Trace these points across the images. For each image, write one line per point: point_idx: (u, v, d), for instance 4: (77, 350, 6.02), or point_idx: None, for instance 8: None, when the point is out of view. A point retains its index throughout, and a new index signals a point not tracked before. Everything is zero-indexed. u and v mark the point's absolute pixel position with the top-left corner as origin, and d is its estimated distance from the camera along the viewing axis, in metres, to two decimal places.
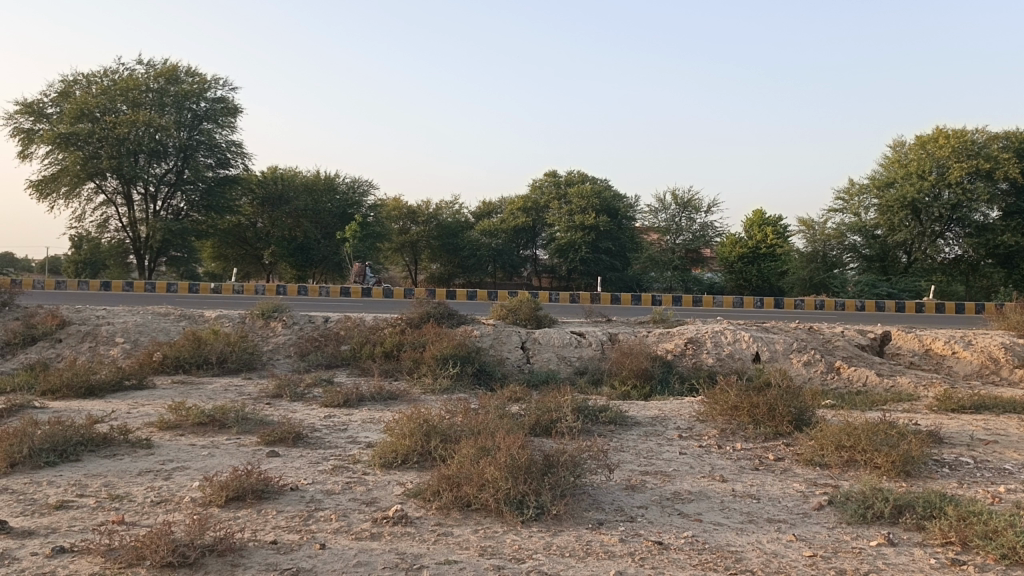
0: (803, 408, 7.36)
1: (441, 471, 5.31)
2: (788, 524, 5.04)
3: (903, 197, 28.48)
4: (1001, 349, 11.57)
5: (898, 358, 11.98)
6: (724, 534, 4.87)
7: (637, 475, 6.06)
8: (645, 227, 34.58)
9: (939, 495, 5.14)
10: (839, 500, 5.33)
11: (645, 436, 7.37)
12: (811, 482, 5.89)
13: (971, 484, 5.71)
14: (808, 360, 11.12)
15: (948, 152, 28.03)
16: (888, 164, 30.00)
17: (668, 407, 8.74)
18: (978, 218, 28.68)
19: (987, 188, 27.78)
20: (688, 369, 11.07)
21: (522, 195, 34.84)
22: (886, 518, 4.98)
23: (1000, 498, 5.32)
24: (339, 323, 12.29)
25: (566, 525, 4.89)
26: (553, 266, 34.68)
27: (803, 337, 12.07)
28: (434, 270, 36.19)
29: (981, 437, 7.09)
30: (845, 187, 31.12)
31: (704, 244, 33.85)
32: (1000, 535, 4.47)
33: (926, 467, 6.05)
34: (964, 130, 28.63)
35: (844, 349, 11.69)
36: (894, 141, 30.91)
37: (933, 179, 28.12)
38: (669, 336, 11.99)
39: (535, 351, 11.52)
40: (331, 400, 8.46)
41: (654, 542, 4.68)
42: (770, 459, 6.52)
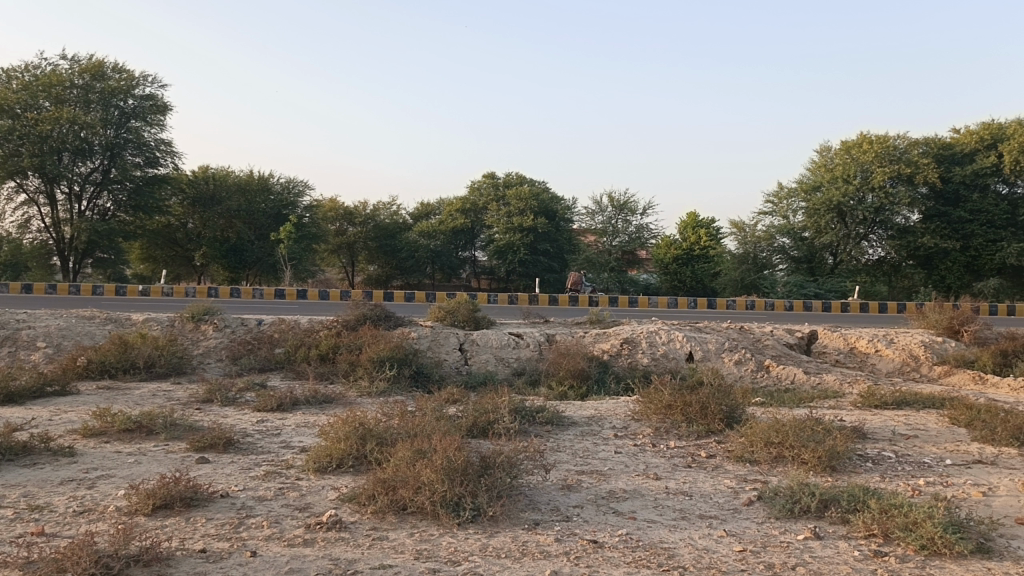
0: (734, 406, 7.54)
1: (376, 475, 5.26)
2: (719, 520, 5.15)
3: (829, 201, 29.43)
4: (921, 347, 11.99)
5: (825, 357, 12.34)
6: (657, 531, 4.93)
7: (573, 475, 6.11)
8: (582, 229, 34.71)
9: (863, 489, 5.29)
10: (767, 496, 5.46)
11: (581, 436, 7.43)
12: (741, 478, 6.02)
13: (893, 478, 5.92)
14: (739, 359, 11.36)
15: (872, 157, 29.04)
16: (815, 169, 30.91)
17: (603, 407, 8.82)
18: (900, 221, 29.78)
19: (908, 192, 28.88)
20: (623, 369, 11.20)
21: (460, 197, 34.74)
22: (812, 512, 5.13)
23: (920, 491, 5.53)
24: (273, 326, 12.06)
25: (502, 525, 4.91)
26: (492, 267, 34.84)
27: (734, 336, 12.34)
28: (372, 272, 35.97)
29: (902, 432, 7.35)
30: (774, 190, 31.90)
31: (640, 246, 34.14)
32: (919, 526, 4.62)
33: (850, 463, 6.26)
34: (886, 136, 29.67)
35: (773, 348, 11.99)
36: (820, 145, 31.79)
37: (857, 183, 29.10)
38: (606, 337, 12.11)
39: (473, 353, 11.50)
40: (264, 404, 8.30)
41: (589, 540, 4.72)
42: (702, 456, 6.64)
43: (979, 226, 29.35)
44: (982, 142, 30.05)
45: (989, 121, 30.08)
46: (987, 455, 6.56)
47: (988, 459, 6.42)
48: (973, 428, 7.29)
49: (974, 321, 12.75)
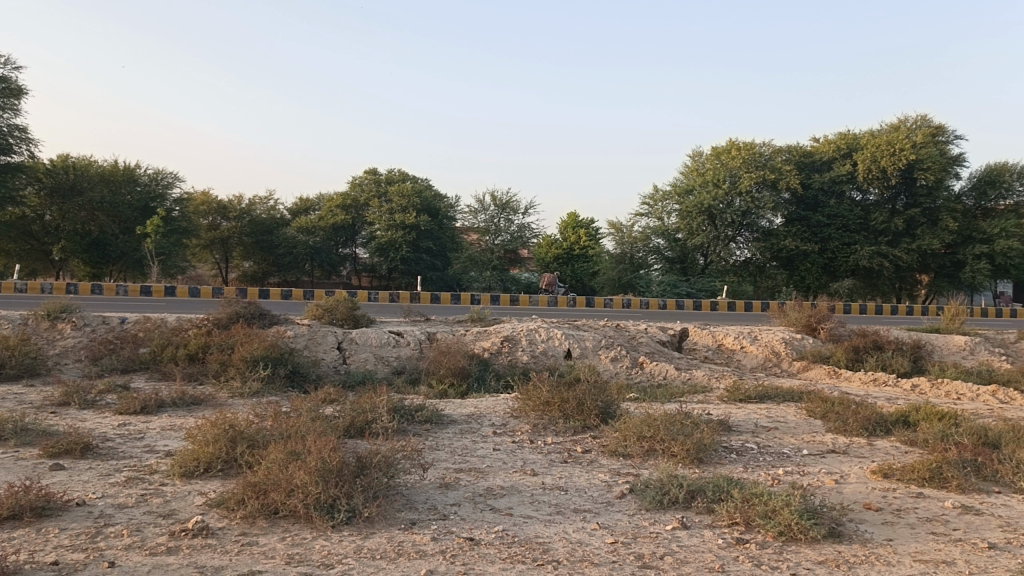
0: (609, 402, 7.75)
1: (246, 478, 5.08)
2: (593, 513, 5.27)
3: (701, 204, 30.68)
4: (782, 343, 12.68)
5: (695, 353, 12.85)
6: (532, 526, 5.00)
7: (451, 473, 6.10)
8: (465, 227, 34.63)
9: (726, 480, 5.54)
10: (639, 489, 5.64)
11: (460, 434, 7.43)
12: (615, 472, 6.19)
13: (755, 468, 6.23)
14: (615, 356, 11.66)
15: (740, 163, 30.53)
16: (688, 173, 32.14)
17: (483, 405, 8.86)
18: (764, 224, 31.46)
19: (772, 197, 30.53)
20: (503, 366, 11.29)
21: (340, 192, 34.00)
22: (680, 503, 5.33)
23: (779, 480, 5.85)
24: (137, 325, 11.46)
25: (377, 526, 4.85)
26: (373, 265, 34.43)
27: (611, 334, 12.67)
28: (247, 268, 34.85)
29: (764, 424, 7.75)
30: (650, 193, 32.95)
31: (522, 245, 34.47)
32: (777, 514, 4.88)
33: (716, 454, 6.54)
34: (753, 143, 31.27)
35: (647, 346, 12.38)
36: (692, 150, 33.09)
37: (726, 187, 30.48)
38: (486, 334, 12.17)
39: (352, 352, 11.31)
40: (127, 407, 7.88)
41: (466, 538, 4.73)
42: (578, 451, 6.78)
43: (835, 230, 31.29)
44: (839, 151, 32.07)
45: (845, 132, 32.10)
46: (839, 444, 7.00)
47: (841, 449, 6.85)
48: (828, 420, 7.76)
49: (829, 319, 13.58)
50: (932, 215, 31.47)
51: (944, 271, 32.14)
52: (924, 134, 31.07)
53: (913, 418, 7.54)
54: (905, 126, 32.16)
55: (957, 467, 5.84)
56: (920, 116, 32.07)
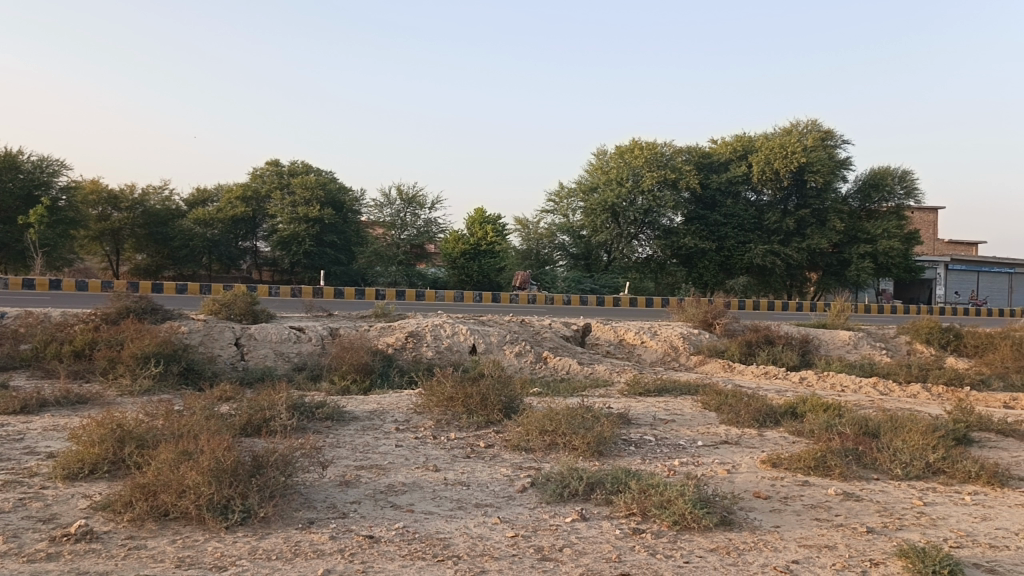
0: (512, 397, 7.81)
1: (134, 479, 4.87)
2: (494, 507, 5.30)
3: (605, 202, 31.24)
4: (680, 338, 13.05)
5: (597, 348, 13.07)
6: (433, 522, 4.98)
7: (352, 471, 6.01)
8: (370, 221, 34.07)
9: (625, 472, 5.66)
10: (540, 482, 5.69)
11: (361, 431, 7.33)
12: (516, 466, 6.24)
13: (652, 460, 6.39)
14: (519, 351, 11.74)
15: (642, 162, 31.25)
16: (592, 171, 32.63)
17: (385, 401, 8.77)
18: (665, 222, 32.30)
19: (672, 196, 31.42)
20: (407, 362, 11.20)
21: (240, 183, 32.95)
22: (579, 495, 5.42)
23: (675, 471, 6.02)
24: (17, 320, 10.83)
25: (274, 527, 4.73)
26: (274, 259, 33.61)
27: (515, 329, 12.74)
28: (140, 261, 33.42)
29: (662, 417, 7.96)
30: (555, 190, 33.30)
31: (428, 240, 34.11)
32: (673, 504, 5.02)
33: (616, 446, 6.68)
34: (654, 143, 32.07)
35: (551, 341, 12.52)
36: (596, 149, 33.62)
37: (629, 186, 31.14)
38: (390, 330, 12.04)
39: (250, 349, 11.01)
40: (5, 407, 7.43)
41: (365, 536, 4.67)
42: (481, 446, 6.79)
43: (731, 229, 32.39)
44: (735, 152, 33.28)
45: (741, 134, 33.27)
46: (732, 436, 7.24)
47: (733, 440, 7.09)
48: (721, 412, 8.03)
49: (724, 315, 14.04)
50: (820, 216, 33.01)
51: (831, 270, 33.77)
52: (814, 138, 32.48)
53: (800, 409, 7.88)
54: (797, 130, 33.53)
55: (840, 455, 6.14)
56: (811, 120, 33.49)
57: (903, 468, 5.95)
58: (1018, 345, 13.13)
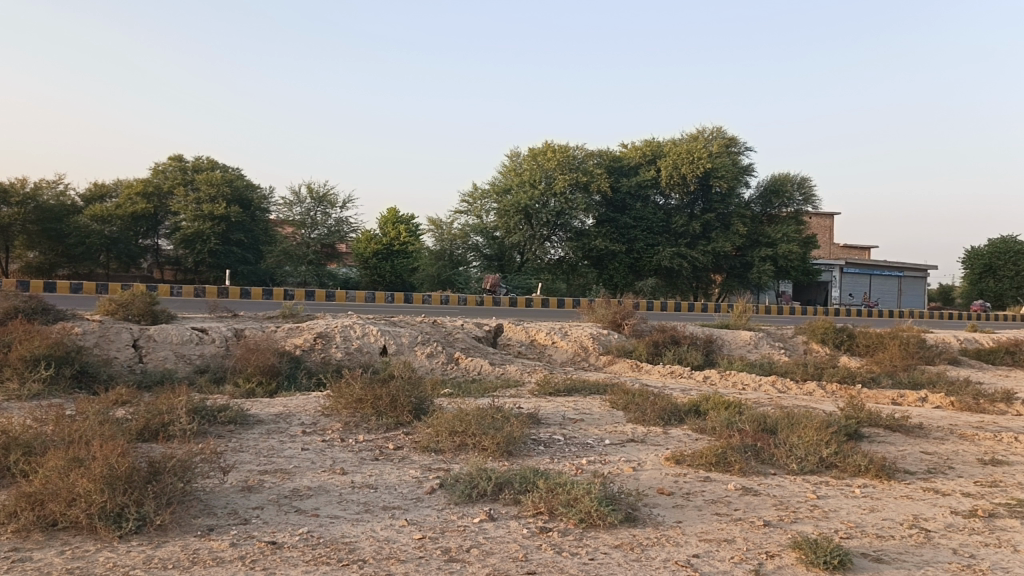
0: (422, 398, 7.77)
1: (20, 489, 4.62)
2: (401, 509, 5.25)
3: (518, 203, 31.37)
4: (590, 339, 13.24)
5: (508, 348, 13.13)
6: (339, 527, 4.89)
7: (254, 476, 5.85)
8: (280, 220, 33.20)
9: (533, 471, 5.70)
10: (448, 483, 5.67)
11: (266, 435, 7.14)
12: (426, 467, 6.19)
13: (560, 459, 6.45)
14: (431, 352, 11.67)
15: (554, 165, 31.64)
16: (505, 172, 32.76)
17: (292, 404, 8.58)
18: (577, 224, 32.66)
19: (583, 199, 31.91)
20: (316, 364, 10.98)
21: (141, 179, 31.71)
22: (488, 496, 5.42)
23: (583, 469, 6.09)
24: None
25: (171, 534, 4.57)
26: (178, 257, 32.48)
27: (427, 330, 12.66)
28: (31, 259, 31.67)
29: (571, 416, 8.05)
30: (469, 191, 33.24)
31: (339, 240, 33.43)
32: (579, 502, 5.08)
33: (525, 446, 6.72)
34: (567, 146, 32.51)
35: (463, 341, 12.51)
36: (509, 151, 33.78)
37: (542, 188, 31.44)
38: (298, 331, 11.79)
39: (149, 350, 10.60)
40: None
41: (267, 542, 4.55)
42: (389, 448, 6.72)
43: (640, 231, 33.03)
44: (644, 157, 34.07)
45: (650, 139, 34.10)
46: (638, 434, 7.39)
47: (639, 438, 7.24)
48: (629, 410, 8.18)
49: (633, 316, 14.31)
50: (725, 220, 34.11)
51: (734, 272, 34.84)
52: (719, 145, 33.56)
53: (704, 407, 8.10)
54: (702, 137, 34.53)
55: (739, 452, 6.35)
56: (716, 127, 34.55)
57: (799, 463, 6.19)
58: (905, 345, 13.85)
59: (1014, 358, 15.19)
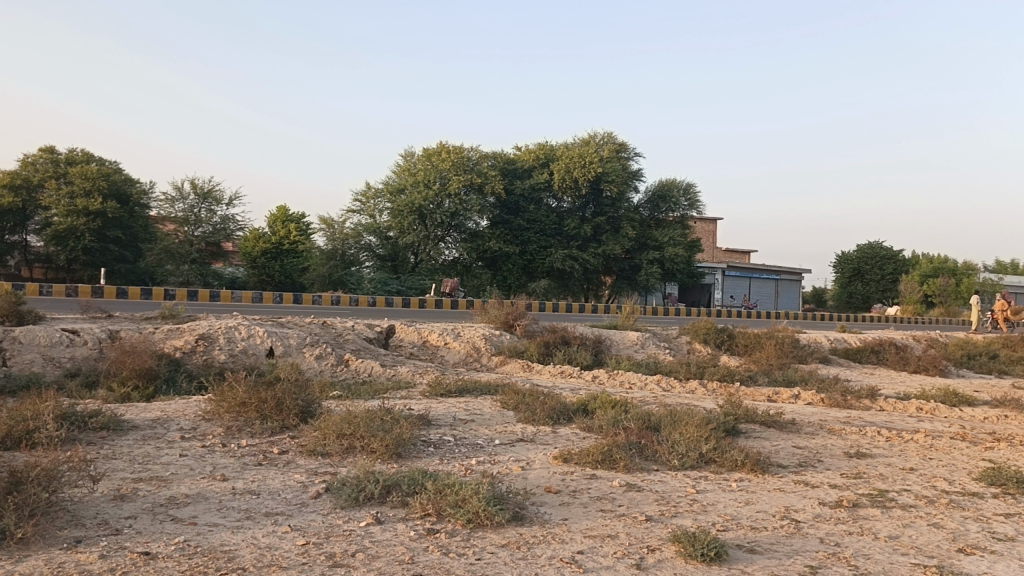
0: (309, 401, 7.60)
1: None
2: (285, 515, 5.11)
3: (412, 203, 31.15)
4: (482, 339, 13.29)
5: (400, 349, 13.01)
6: (218, 535, 4.72)
7: (128, 484, 5.58)
8: (161, 217, 31.74)
9: (421, 473, 5.66)
10: (334, 487, 5.56)
11: (142, 441, 6.83)
12: (312, 472, 6.06)
13: (450, 460, 6.44)
14: (319, 354, 11.43)
15: (449, 166, 31.67)
16: (399, 172, 32.46)
17: (171, 408, 8.22)
18: (471, 225, 32.67)
19: (478, 200, 32.03)
20: (198, 366, 10.57)
21: (8, 171, 29.77)
22: (375, 499, 5.35)
23: (472, 470, 6.11)
24: None
25: (34, 548, 4.30)
26: (49, 255, 30.64)
27: (316, 331, 12.39)
28: None
29: (461, 417, 8.05)
30: (362, 190, 32.76)
31: (225, 238, 32.32)
32: (467, 502, 5.08)
33: (414, 448, 6.67)
34: (461, 147, 32.57)
35: (353, 343, 12.31)
36: (404, 150, 33.52)
37: (436, 189, 31.37)
38: (179, 332, 11.32)
39: (14, 352, 9.96)
40: None
41: (141, 553, 4.35)
42: (274, 453, 6.54)
43: (534, 233, 33.42)
44: (537, 160, 34.56)
45: (543, 143, 34.64)
46: (527, 434, 7.45)
47: (529, 437, 7.30)
48: (519, 411, 8.25)
49: (524, 316, 14.44)
50: (614, 224, 34.95)
51: (623, 273, 35.67)
52: (609, 150, 34.37)
53: (591, 406, 8.26)
54: (594, 141, 35.25)
55: (624, 449, 6.51)
56: (607, 133, 35.36)
57: (680, 459, 6.40)
58: (780, 345, 14.55)
59: (878, 357, 16.18)
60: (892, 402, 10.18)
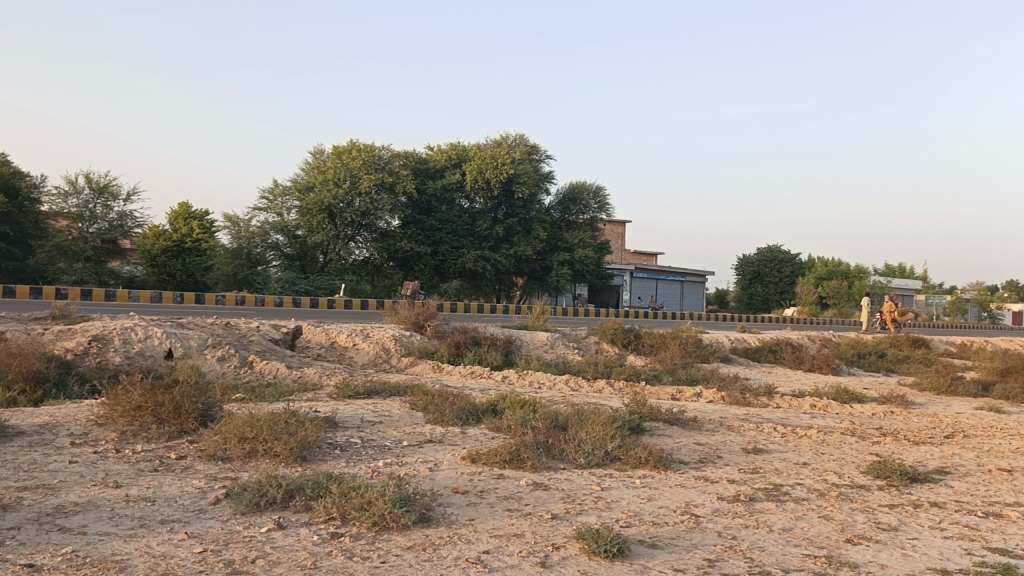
0: (210, 404, 7.36)
1: None
2: (182, 523, 4.93)
3: (321, 202, 30.65)
4: (392, 340, 13.17)
5: (307, 350, 12.76)
6: (109, 544, 4.52)
7: (11, 493, 5.27)
8: (52, 212, 30.14)
9: (325, 475, 5.56)
10: (235, 492, 5.40)
11: (27, 448, 6.47)
12: (211, 477, 5.87)
13: (356, 462, 6.35)
14: (222, 355, 11.10)
15: (360, 164, 31.26)
16: (308, 170, 31.86)
17: (60, 413, 7.82)
18: (382, 225, 32.25)
19: (389, 200, 31.69)
20: (90, 369, 10.09)
21: None
22: (278, 503, 5.22)
23: (378, 472, 6.04)
24: None
25: None
26: None
27: (219, 332, 12.02)
28: None
29: (369, 419, 7.93)
30: (269, 187, 31.99)
31: (122, 235, 31.10)
32: (373, 505, 5.01)
33: (320, 451, 6.55)
34: (372, 146, 32.18)
35: (258, 344, 11.99)
36: (313, 147, 32.89)
37: (346, 187, 30.94)
38: (71, 334, 10.78)
39: None
40: None
41: (23, 566, 4.11)
42: (171, 458, 6.30)
43: (445, 234, 33.25)
44: (450, 160, 34.50)
45: (456, 143, 34.64)
46: (436, 434, 7.42)
47: (437, 438, 7.27)
48: (427, 411, 8.21)
49: (435, 317, 14.38)
50: (526, 225, 35.24)
51: (535, 274, 35.94)
52: (521, 152, 34.68)
53: (500, 407, 8.28)
54: (506, 143, 35.44)
55: (532, 448, 6.56)
56: (519, 135, 35.62)
57: (586, 457, 6.48)
58: (684, 345, 14.95)
59: (775, 356, 16.82)
60: (788, 399, 10.59)
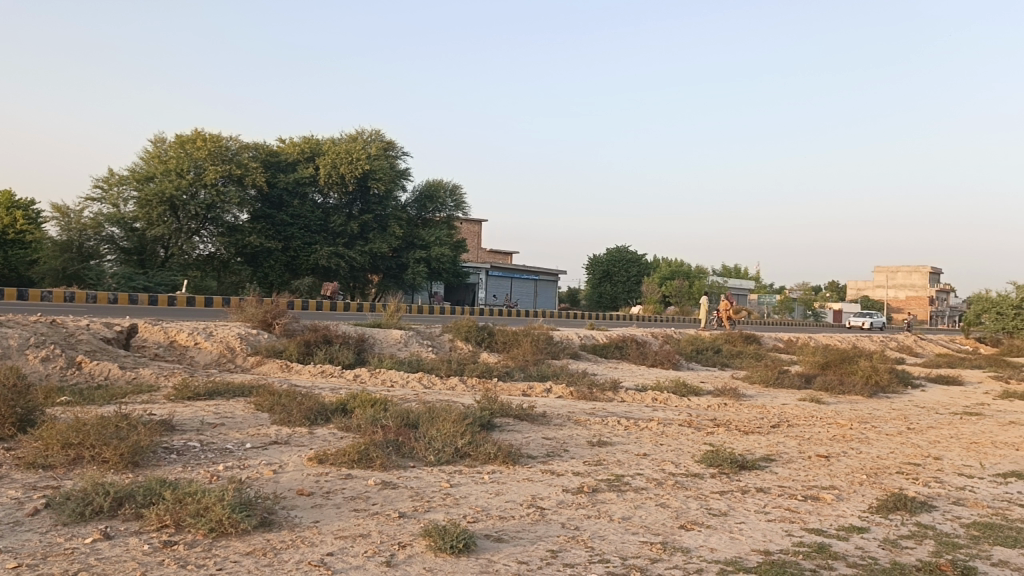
0: (29, 408, 6.80)
1: None
2: None
3: (161, 193, 29.00)
4: (236, 339, 12.67)
5: (144, 350, 12.05)
6: None
7: None
8: None
9: (159, 482, 5.27)
10: (57, 502, 5.03)
11: None
12: (29, 487, 5.43)
13: (193, 467, 6.05)
14: (46, 356, 10.30)
15: (205, 155, 29.82)
16: (147, 159, 30.10)
17: None
18: (229, 219, 31.01)
19: (237, 192, 30.46)
20: None
21: None
22: (105, 512, 4.90)
23: (218, 476, 5.79)
24: None
25: None
26: None
27: (43, 331, 11.14)
28: None
29: (210, 421, 7.58)
30: (104, 176, 29.99)
31: None
32: (210, 511, 4.80)
33: (154, 456, 6.20)
34: (219, 135, 30.78)
35: (87, 343, 11.21)
36: (154, 136, 31.12)
37: (190, 178, 29.47)
38: None
39: None
40: None
41: None
42: None
43: (297, 230, 32.29)
44: (302, 154, 33.61)
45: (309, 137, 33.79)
46: (281, 435, 7.20)
47: (283, 439, 7.06)
48: (273, 412, 7.95)
49: (284, 315, 13.92)
50: (381, 222, 34.80)
51: (390, 272, 35.53)
52: (377, 148, 34.24)
53: (350, 406, 8.13)
54: (361, 138, 34.93)
55: (380, 447, 6.48)
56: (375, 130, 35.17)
57: (435, 454, 6.47)
58: (535, 342, 15.24)
59: (621, 352, 17.45)
60: (632, 393, 11.01)
